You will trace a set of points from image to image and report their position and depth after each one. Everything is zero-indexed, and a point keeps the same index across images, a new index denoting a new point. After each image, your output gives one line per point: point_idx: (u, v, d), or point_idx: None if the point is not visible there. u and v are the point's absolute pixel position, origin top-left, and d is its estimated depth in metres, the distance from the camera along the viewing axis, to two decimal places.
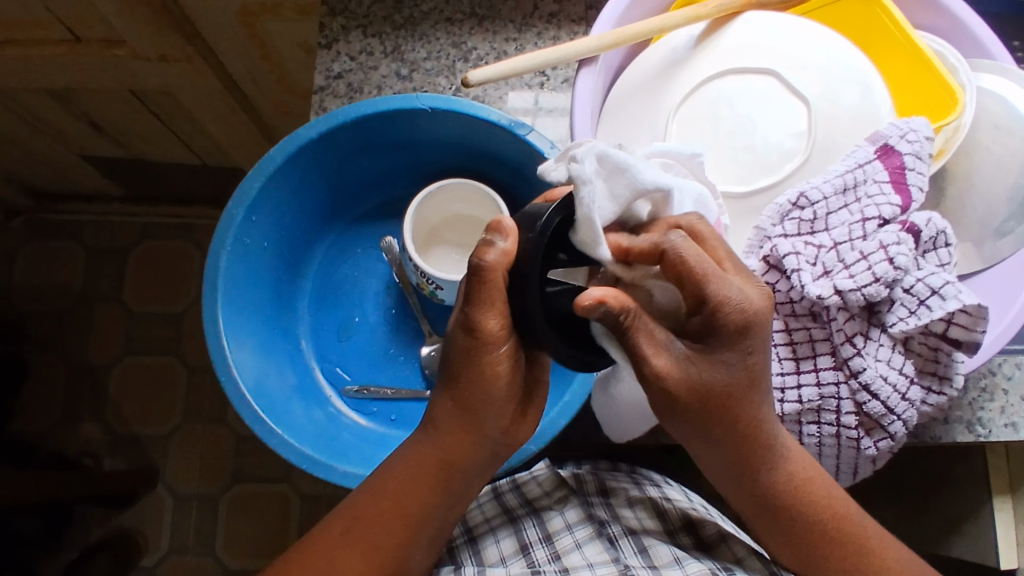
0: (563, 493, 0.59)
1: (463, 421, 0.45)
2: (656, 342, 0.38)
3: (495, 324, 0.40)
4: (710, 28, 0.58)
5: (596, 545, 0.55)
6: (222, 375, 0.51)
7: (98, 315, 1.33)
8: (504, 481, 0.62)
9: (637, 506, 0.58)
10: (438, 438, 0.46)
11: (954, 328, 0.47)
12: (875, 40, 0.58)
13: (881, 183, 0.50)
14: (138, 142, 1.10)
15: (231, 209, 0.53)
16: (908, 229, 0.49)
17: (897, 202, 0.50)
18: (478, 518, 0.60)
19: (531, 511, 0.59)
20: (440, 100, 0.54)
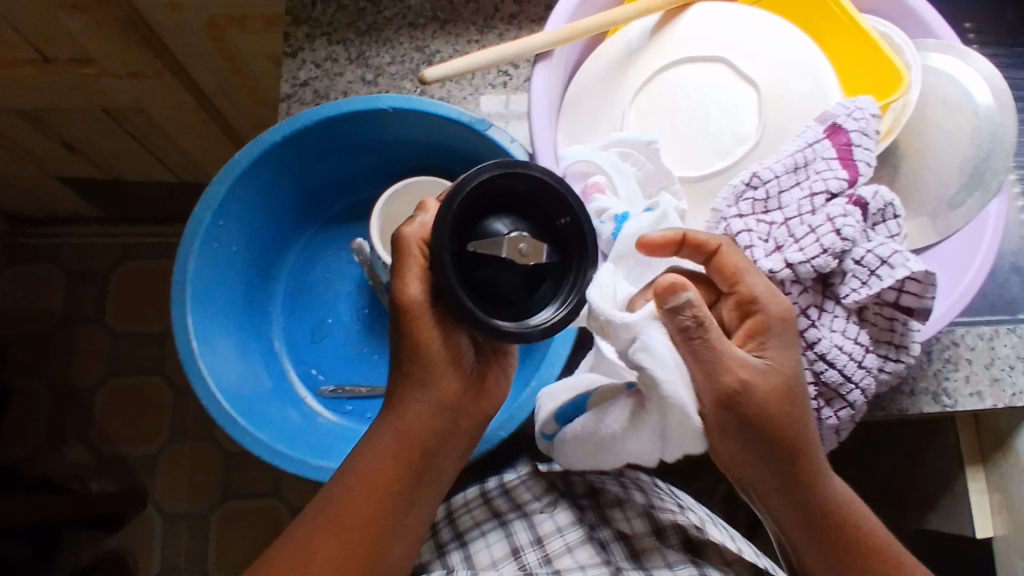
0: (552, 497, 0.60)
1: (415, 395, 0.48)
2: (735, 356, 0.42)
3: (421, 291, 0.44)
4: (663, 21, 0.60)
5: (586, 548, 0.57)
6: (194, 378, 0.52)
7: (79, 336, 1.33)
8: (492, 485, 0.61)
9: (626, 509, 0.58)
10: (402, 418, 0.48)
11: (905, 296, 0.49)
12: (822, 25, 0.60)
13: (833, 166, 0.51)
14: (113, 160, 1.10)
15: (198, 214, 0.53)
16: (855, 203, 0.50)
17: (844, 176, 0.51)
18: (468, 522, 0.60)
19: (520, 515, 0.59)
20: (402, 99, 0.56)
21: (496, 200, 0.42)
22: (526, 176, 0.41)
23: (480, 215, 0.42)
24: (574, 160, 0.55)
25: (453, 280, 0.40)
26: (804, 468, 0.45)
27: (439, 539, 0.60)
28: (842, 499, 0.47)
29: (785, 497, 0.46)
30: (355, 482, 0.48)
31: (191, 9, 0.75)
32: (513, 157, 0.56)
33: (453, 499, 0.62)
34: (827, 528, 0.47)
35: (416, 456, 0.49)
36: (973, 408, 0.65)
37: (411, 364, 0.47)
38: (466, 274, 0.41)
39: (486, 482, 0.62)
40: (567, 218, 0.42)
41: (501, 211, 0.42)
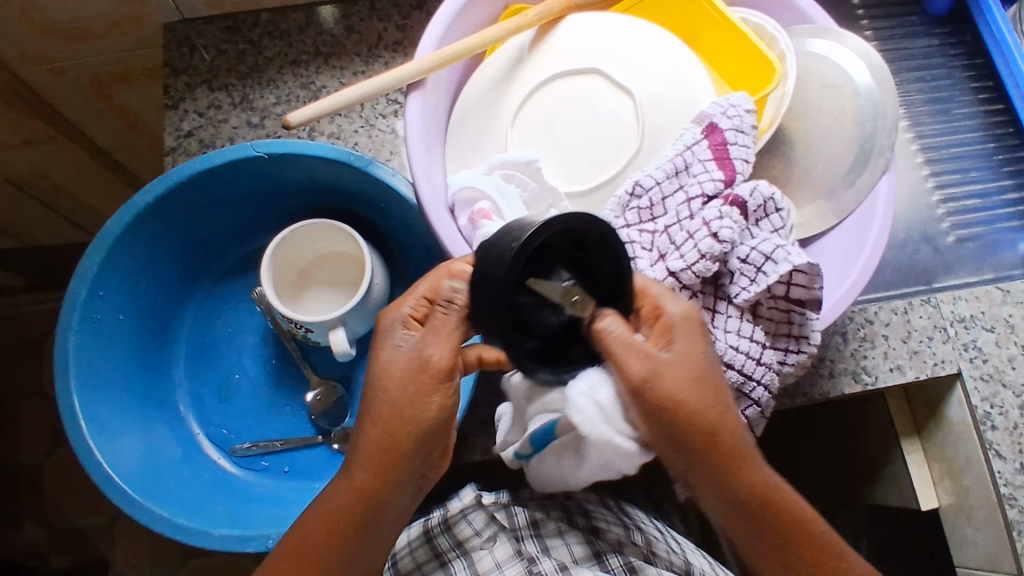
0: (492, 531, 0.59)
1: (387, 462, 0.44)
2: (641, 354, 0.41)
3: (439, 354, 0.44)
4: (536, 37, 0.59)
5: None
6: (85, 460, 0.49)
7: (19, 411, 1.28)
8: (434, 522, 0.60)
9: (566, 536, 0.59)
10: (359, 482, 0.44)
11: (795, 289, 0.48)
12: (694, 23, 0.60)
13: (711, 168, 0.51)
14: (25, 229, 1.07)
15: (74, 288, 0.51)
16: (733, 202, 0.49)
17: (720, 178, 0.51)
18: (409, 564, 0.59)
19: (461, 553, 0.58)
20: (274, 144, 0.54)
21: (557, 243, 0.39)
22: (589, 227, 0.38)
23: (539, 256, 0.39)
24: (456, 188, 0.54)
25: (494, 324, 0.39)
26: (733, 447, 0.43)
27: None
28: (778, 485, 0.44)
29: (716, 485, 0.43)
30: (304, 554, 0.44)
31: (68, 70, 0.73)
32: (397, 191, 0.55)
33: (397, 539, 0.61)
34: (753, 515, 0.43)
35: (367, 523, 0.44)
36: (896, 382, 0.65)
37: (401, 432, 0.44)
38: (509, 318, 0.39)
39: (429, 520, 0.61)
40: (612, 269, 0.41)
41: (551, 257, 0.39)
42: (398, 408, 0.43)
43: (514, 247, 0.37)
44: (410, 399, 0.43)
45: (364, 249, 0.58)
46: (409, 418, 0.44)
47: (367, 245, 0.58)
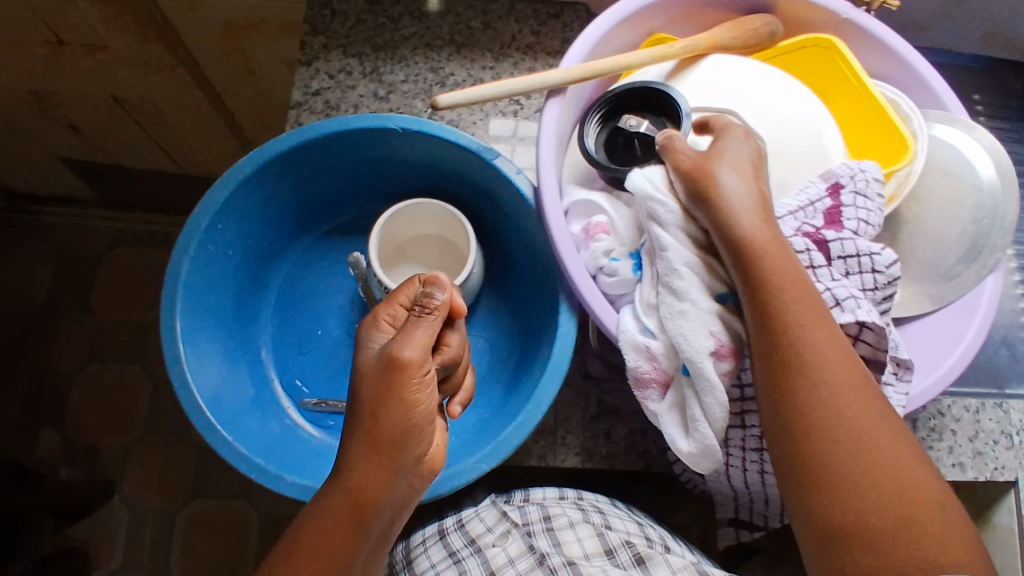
0: (505, 528, 0.59)
1: (377, 461, 0.42)
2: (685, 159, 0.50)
3: (415, 351, 0.43)
4: (675, 69, 0.60)
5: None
6: (176, 381, 0.51)
7: (64, 320, 1.31)
8: (450, 521, 0.61)
9: (577, 529, 0.57)
10: (355, 479, 0.41)
11: (863, 346, 0.49)
12: (832, 87, 0.61)
13: (811, 219, 0.52)
14: (117, 147, 1.09)
15: (196, 218, 0.53)
16: (817, 243, 0.51)
17: (816, 223, 0.52)
18: (424, 562, 0.59)
19: (474, 550, 0.58)
20: (409, 121, 0.56)
21: (664, 109, 0.56)
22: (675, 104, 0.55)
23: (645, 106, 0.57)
24: (575, 199, 0.56)
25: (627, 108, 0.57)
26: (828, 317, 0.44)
27: None
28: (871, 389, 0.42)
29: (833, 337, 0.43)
30: (306, 551, 0.42)
31: (210, 7, 0.75)
32: (518, 189, 0.56)
33: (414, 537, 0.62)
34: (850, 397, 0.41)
35: (364, 519, 0.42)
36: (955, 479, 0.65)
37: (388, 432, 0.42)
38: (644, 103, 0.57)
39: (446, 519, 0.61)
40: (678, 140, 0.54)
41: (666, 120, 0.56)
42: (376, 404, 0.42)
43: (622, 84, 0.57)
44: (392, 395, 0.42)
45: (471, 240, 0.60)
46: (388, 417, 0.42)
47: (475, 236, 0.60)
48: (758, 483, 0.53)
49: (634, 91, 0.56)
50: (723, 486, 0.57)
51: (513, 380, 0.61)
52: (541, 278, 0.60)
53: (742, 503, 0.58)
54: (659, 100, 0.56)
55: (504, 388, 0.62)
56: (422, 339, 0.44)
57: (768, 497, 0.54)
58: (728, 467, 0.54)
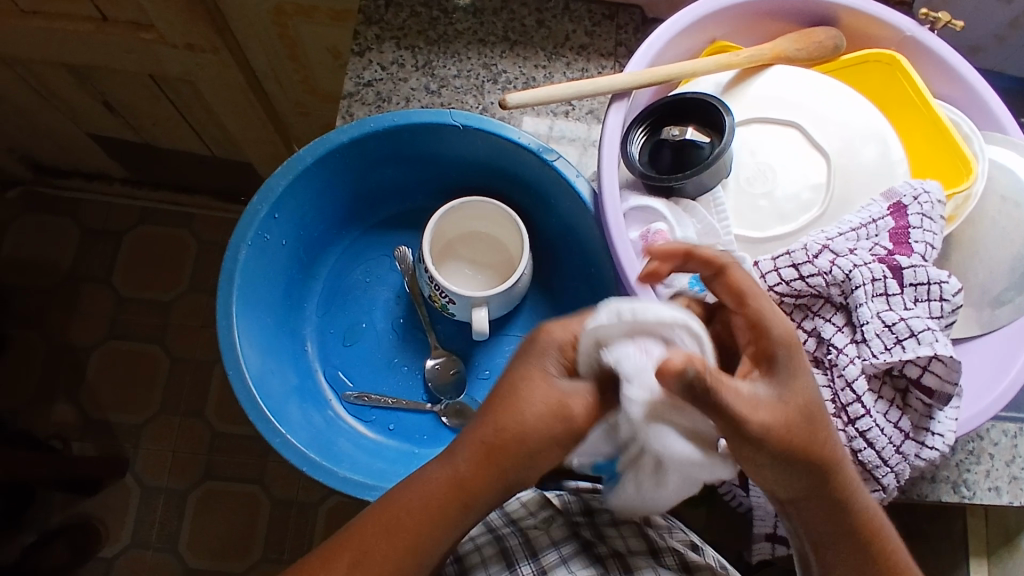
0: (547, 513, 0.58)
1: (491, 455, 0.41)
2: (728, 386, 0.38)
3: (580, 406, 0.41)
4: (738, 78, 0.59)
5: (584, 562, 0.54)
6: (231, 369, 0.51)
7: (83, 295, 1.31)
8: (488, 505, 0.61)
9: (622, 527, 0.57)
10: (454, 465, 0.42)
11: (930, 375, 0.49)
12: (894, 104, 0.60)
13: (880, 242, 0.52)
14: (149, 126, 1.08)
15: (254, 205, 0.53)
16: (891, 269, 0.51)
17: (886, 247, 0.52)
18: (461, 538, 0.58)
19: (515, 530, 0.57)
20: (471, 117, 0.56)
21: (714, 124, 0.55)
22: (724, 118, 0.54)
23: (699, 120, 0.56)
24: (634, 205, 0.56)
25: (680, 119, 0.57)
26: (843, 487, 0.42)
27: None
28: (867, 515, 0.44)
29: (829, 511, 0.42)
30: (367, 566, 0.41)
31: None
32: (578, 191, 0.56)
33: None
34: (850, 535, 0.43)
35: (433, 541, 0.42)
36: (991, 503, 0.65)
37: (511, 430, 0.41)
38: (697, 116, 0.56)
39: (484, 505, 0.61)
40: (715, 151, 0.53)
41: (714, 134, 0.55)
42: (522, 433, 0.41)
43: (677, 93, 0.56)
44: (539, 399, 0.41)
45: (523, 242, 0.61)
46: (527, 420, 0.41)
47: (529, 238, 0.60)
48: None
49: (690, 101, 0.56)
50: (765, 502, 0.57)
51: None
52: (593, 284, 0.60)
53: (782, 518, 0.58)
54: (704, 112, 0.56)
55: None
56: (595, 393, 0.41)
57: None
58: None
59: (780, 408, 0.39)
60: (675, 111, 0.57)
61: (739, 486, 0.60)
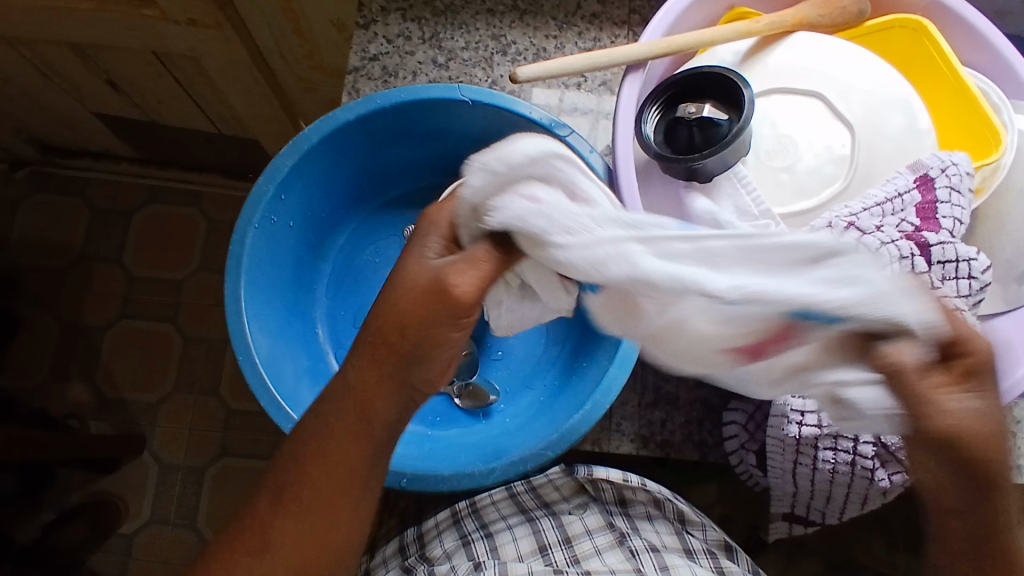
0: (581, 500, 0.59)
1: (383, 374, 0.43)
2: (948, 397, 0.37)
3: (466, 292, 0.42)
4: (758, 45, 0.57)
5: (617, 553, 0.55)
6: (241, 354, 0.51)
7: (95, 275, 1.31)
8: (519, 482, 0.60)
9: (656, 521, 0.57)
10: (355, 383, 0.43)
11: None
12: (920, 72, 0.58)
13: (908, 217, 0.50)
14: (154, 104, 1.06)
15: (261, 185, 0.52)
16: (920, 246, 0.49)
17: (914, 223, 0.50)
18: (494, 515, 0.59)
19: (549, 513, 0.58)
20: (481, 93, 0.54)
21: (732, 99, 0.52)
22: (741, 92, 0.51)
23: (714, 95, 0.53)
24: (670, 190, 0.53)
25: (695, 97, 0.53)
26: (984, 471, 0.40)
27: (462, 529, 0.58)
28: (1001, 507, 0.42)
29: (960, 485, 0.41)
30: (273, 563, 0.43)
31: None
32: (591, 167, 0.54)
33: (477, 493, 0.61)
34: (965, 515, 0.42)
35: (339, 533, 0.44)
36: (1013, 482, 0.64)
37: (402, 343, 0.42)
38: (713, 92, 0.53)
39: (514, 481, 0.61)
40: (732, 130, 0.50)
41: (733, 110, 0.52)
42: (403, 320, 0.42)
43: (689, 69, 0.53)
44: (419, 311, 0.42)
45: None
46: (411, 335, 0.42)
47: None
48: (824, 482, 0.53)
49: (704, 77, 0.53)
50: (783, 482, 0.57)
51: (571, 366, 0.61)
52: None
53: (800, 500, 0.57)
54: (722, 86, 0.52)
55: (560, 373, 0.62)
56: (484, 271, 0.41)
57: (830, 496, 0.55)
58: (794, 466, 0.54)
59: (966, 422, 0.38)
60: (690, 90, 0.54)
61: (755, 466, 0.59)
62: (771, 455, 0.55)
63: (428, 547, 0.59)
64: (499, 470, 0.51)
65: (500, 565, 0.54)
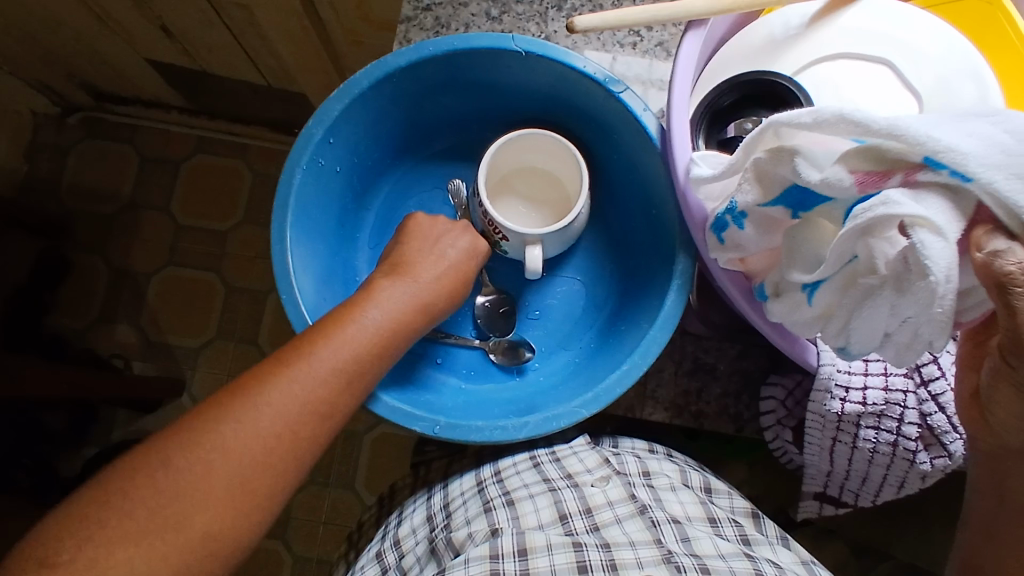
0: (605, 472, 0.58)
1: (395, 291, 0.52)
2: None
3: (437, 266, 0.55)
4: (828, 6, 0.54)
5: (637, 522, 0.53)
6: (284, 294, 0.51)
7: (142, 221, 1.34)
8: (543, 452, 0.61)
9: (680, 494, 0.56)
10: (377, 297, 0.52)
11: None
12: (991, 40, 0.54)
13: None
14: (205, 53, 1.07)
15: (309, 128, 0.52)
16: None
17: None
18: (517, 484, 0.58)
19: (571, 484, 0.57)
20: (535, 43, 0.53)
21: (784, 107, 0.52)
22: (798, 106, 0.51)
23: (767, 99, 0.53)
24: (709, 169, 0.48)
25: (747, 100, 0.53)
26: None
27: (485, 496, 0.58)
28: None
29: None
30: (241, 456, 0.44)
31: None
32: (643, 125, 0.53)
33: (500, 460, 0.61)
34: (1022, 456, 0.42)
35: (309, 441, 0.47)
36: None
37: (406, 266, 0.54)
38: (765, 97, 0.53)
39: (538, 449, 0.61)
40: None
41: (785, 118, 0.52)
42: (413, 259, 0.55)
43: (744, 74, 0.53)
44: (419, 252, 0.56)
45: (581, 178, 0.59)
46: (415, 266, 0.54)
47: (588, 172, 0.58)
48: (863, 462, 0.53)
49: (758, 85, 0.53)
50: (819, 460, 0.55)
51: (609, 329, 0.60)
52: (653, 225, 0.58)
53: (834, 480, 0.55)
54: (779, 96, 0.52)
55: (597, 335, 0.62)
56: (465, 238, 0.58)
57: (866, 477, 0.54)
58: (833, 444, 0.52)
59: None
60: (742, 92, 0.53)
61: (791, 442, 0.58)
62: (809, 431, 0.53)
63: (451, 515, 0.59)
64: (533, 425, 0.51)
65: (519, 532, 0.52)
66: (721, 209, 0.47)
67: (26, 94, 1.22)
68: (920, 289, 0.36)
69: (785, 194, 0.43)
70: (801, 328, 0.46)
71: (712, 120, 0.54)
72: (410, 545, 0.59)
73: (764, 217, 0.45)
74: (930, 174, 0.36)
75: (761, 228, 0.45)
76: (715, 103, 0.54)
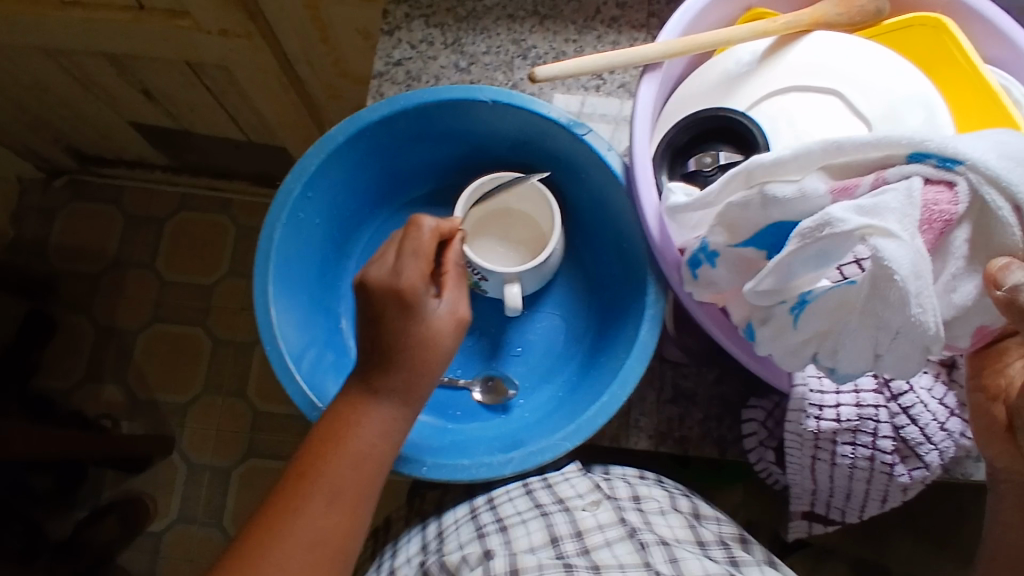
0: (596, 497, 0.58)
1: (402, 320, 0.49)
2: None
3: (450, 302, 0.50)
4: (775, 45, 0.58)
5: (626, 545, 0.55)
6: (267, 344, 0.52)
7: (127, 279, 1.35)
8: (536, 479, 0.60)
9: (669, 517, 0.57)
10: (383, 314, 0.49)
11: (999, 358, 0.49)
12: (939, 66, 0.57)
13: None
14: (186, 113, 1.10)
15: (288, 184, 0.54)
16: None
17: None
18: (510, 511, 0.58)
19: (562, 509, 0.57)
20: (501, 93, 0.55)
21: (744, 144, 0.54)
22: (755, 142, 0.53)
23: (727, 135, 0.55)
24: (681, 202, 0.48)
25: (709, 134, 0.56)
26: None
27: (479, 522, 0.58)
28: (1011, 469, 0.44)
29: None
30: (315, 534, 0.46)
31: None
32: (607, 164, 0.56)
33: (494, 488, 0.61)
34: None
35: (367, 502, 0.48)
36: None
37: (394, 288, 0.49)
38: (725, 133, 0.55)
39: (530, 477, 0.61)
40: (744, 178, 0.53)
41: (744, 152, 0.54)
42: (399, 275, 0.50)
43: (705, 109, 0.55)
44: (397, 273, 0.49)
45: (555, 217, 0.62)
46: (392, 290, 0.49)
47: (559, 211, 0.61)
48: (844, 477, 0.53)
49: (719, 120, 0.55)
50: (803, 478, 0.56)
51: (591, 360, 0.62)
52: (625, 258, 0.60)
53: (820, 497, 0.56)
54: (737, 133, 0.55)
55: (579, 369, 0.63)
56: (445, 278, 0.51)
57: (848, 493, 0.55)
58: (815, 461, 0.53)
59: None
60: (703, 126, 0.56)
61: (774, 463, 0.59)
62: (790, 450, 0.54)
63: (445, 542, 0.59)
64: (520, 459, 0.52)
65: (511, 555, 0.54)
66: (694, 248, 0.49)
67: (10, 160, 1.24)
68: (896, 305, 0.40)
69: (760, 236, 0.45)
70: (795, 354, 0.47)
71: (677, 153, 0.57)
72: (402, 572, 0.59)
73: (737, 257, 0.47)
74: (901, 168, 0.41)
75: (734, 268, 0.47)
76: (678, 134, 0.56)
